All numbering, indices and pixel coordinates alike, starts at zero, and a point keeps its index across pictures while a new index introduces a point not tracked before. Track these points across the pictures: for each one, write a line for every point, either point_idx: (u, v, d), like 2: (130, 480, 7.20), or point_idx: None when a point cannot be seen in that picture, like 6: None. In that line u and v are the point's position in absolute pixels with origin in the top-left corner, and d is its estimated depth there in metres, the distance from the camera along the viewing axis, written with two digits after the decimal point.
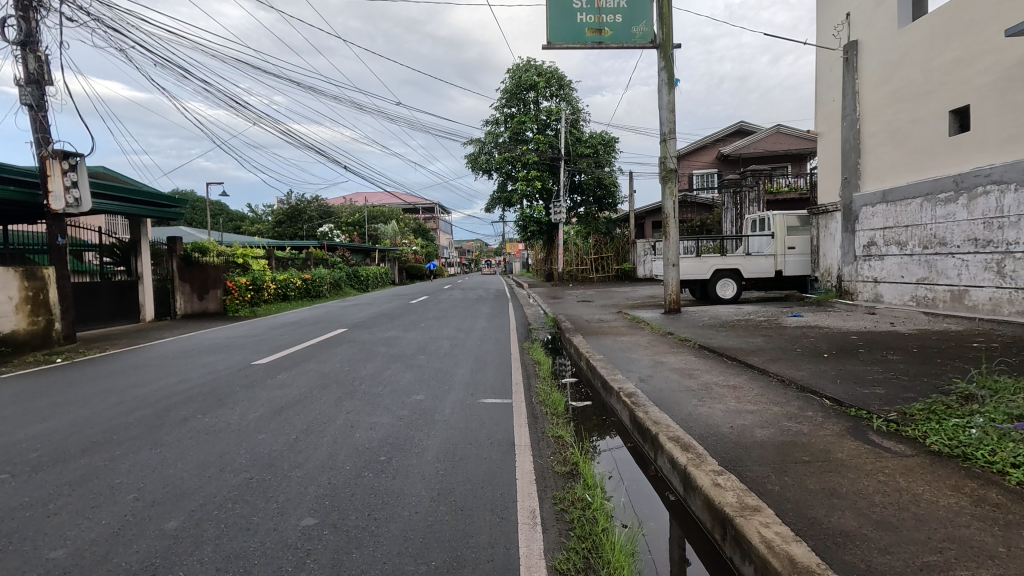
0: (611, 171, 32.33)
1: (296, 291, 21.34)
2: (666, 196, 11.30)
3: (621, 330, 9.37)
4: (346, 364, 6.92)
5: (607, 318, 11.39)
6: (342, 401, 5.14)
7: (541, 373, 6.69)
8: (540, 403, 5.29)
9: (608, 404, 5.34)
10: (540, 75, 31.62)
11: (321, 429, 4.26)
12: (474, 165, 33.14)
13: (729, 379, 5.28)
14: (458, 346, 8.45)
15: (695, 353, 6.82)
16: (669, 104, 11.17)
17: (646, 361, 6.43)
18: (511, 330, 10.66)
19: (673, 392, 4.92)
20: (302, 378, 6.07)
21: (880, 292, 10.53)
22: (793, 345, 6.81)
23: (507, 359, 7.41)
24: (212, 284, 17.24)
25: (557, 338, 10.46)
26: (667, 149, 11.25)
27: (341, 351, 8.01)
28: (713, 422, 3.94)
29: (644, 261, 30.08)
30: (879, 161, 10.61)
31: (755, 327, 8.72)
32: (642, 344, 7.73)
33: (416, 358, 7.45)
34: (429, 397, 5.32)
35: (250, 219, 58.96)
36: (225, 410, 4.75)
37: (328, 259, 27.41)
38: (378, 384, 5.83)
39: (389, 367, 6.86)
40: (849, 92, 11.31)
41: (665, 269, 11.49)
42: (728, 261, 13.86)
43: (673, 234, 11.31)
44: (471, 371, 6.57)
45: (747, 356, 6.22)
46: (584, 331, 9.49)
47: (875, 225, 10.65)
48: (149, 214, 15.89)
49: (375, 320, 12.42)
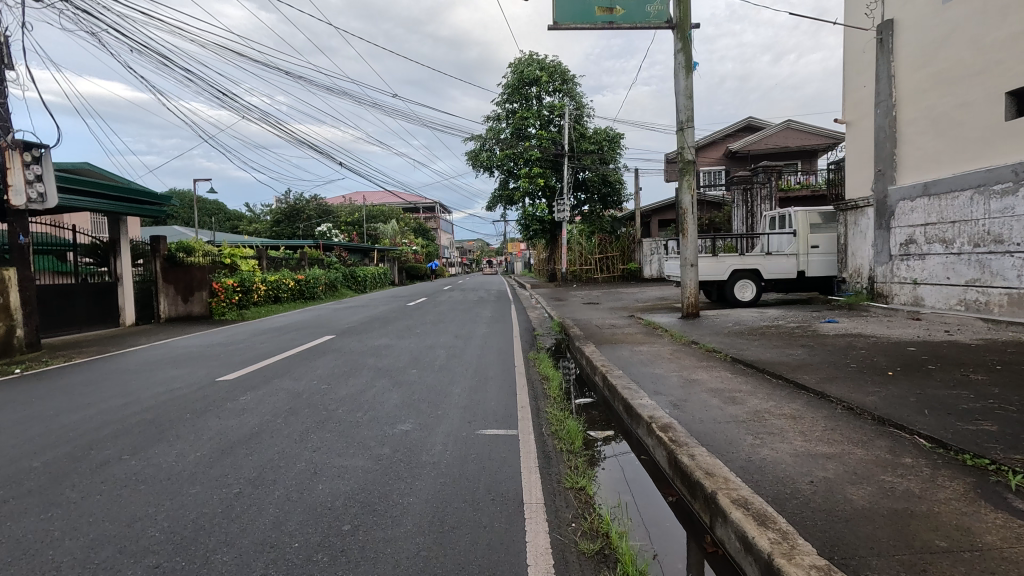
0: (616, 168, 31.35)
1: (289, 292, 20.38)
2: (683, 191, 10.34)
3: (637, 338, 8.42)
4: (324, 382, 5.98)
5: (619, 323, 10.45)
6: (309, 434, 4.20)
7: (551, 392, 5.76)
8: (552, 434, 4.37)
9: (636, 435, 4.39)
10: (543, 70, 30.66)
11: (274, 479, 3.33)
12: (475, 162, 32.22)
13: (781, 406, 4.34)
14: (455, 358, 7.49)
15: (730, 367, 5.87)
16: (686, 90, 10.24)
17: (674, 379, 5.48)
18: (515, 338, 9.70)
19: (717, 424, 3.98)
20: (269, 401, 5.13)
21: (920, 294, 9.58)
22: (844, 358, 5.85)
23: (511, 375, 6.45)
24: (198, 286, 16.36)
25: (563, 345, 9.50)
26: (685, 139, 10.31)
27: (322, 363, 7.06)
28: (785, 473, 2.99)
29: (650, 260, 29.05)
30: (919, 151, 9.66)
31: (789, 336, 7.75)
32: (665, 356, 6.77)
33: (406, 373, 6.51)
34: (417, 428, 4.38)
35: (248, 219, 58.11)
36: (162, 447, 3.82)
37: (324, 259, 26.48)
38: (357, 409, 4.88)
39: (374, 385, 5.90)
40: (883, 76, 10.35)
41: (683, 270, 10.55)
42: (746, 261, 12.91)
43: (690, 232, 10.40)
44: (468, 390, 5.63)
45: (795, 373, 5.28)
46: (596, 340, 8.55)
47: (914, 221, 9.70)
48: (128, 211, 14.92)
49: (366, 325, 11.45)
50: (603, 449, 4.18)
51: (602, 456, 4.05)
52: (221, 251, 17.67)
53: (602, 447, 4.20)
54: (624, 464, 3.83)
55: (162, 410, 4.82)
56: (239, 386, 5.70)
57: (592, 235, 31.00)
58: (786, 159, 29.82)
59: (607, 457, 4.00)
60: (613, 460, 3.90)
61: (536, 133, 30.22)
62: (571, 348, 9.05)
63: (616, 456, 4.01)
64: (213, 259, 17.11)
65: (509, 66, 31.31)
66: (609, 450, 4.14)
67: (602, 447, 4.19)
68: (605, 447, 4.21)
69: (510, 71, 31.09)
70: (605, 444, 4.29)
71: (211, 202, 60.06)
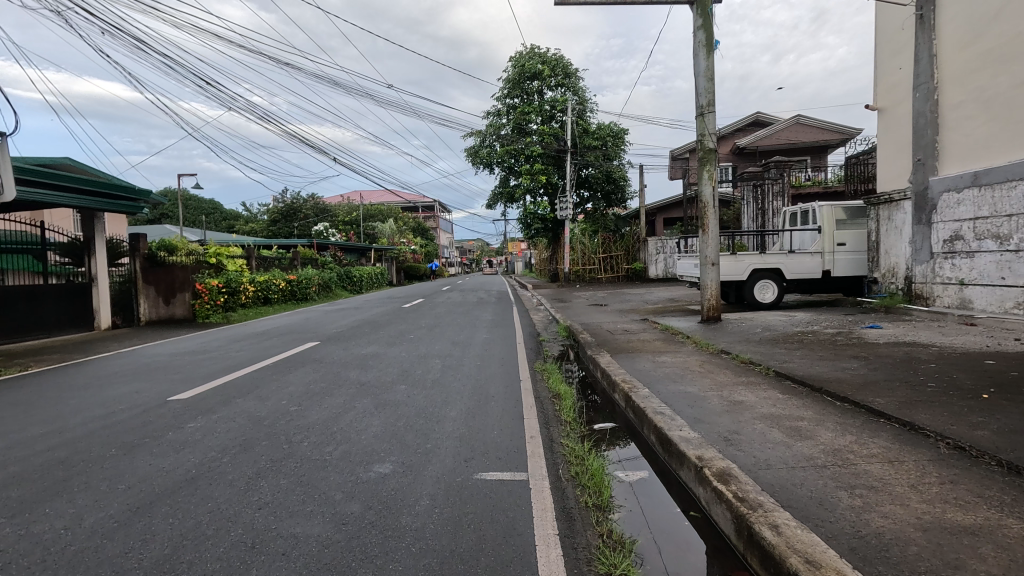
0: (620, 164, 30.37)
1: (279, 293, 19.41)
2: (703, 183, 9.40)
3: (656, 346, 7.48)
4: (294, 402, 5.03)
5: (633, 328, 9.51)
6: (259, 480, 3.24)
7: (564, 416, 4.78)
8: (576, 484, 3.35)
9: (679, 479, 3.44)
10: (544, 63, 29.70)
11: (191, 564, 2.36)
12: (475, 159, 31.31)
13: (865, 442, 3.39)
14: (451, 371, 6.49)
15: (777, 386, 4.92)
16: (707, 71, 9.30)
17: (713, 402, 4.53)
18: (518, 345, 8.72)
19: (791, 469, 3.03)
20: (220, 431, 4.17)
21: (967, 296, 8.66)
22: (913, 375, 4.91)
23: (516, 393, 5.48)
24: (179, 287, 15.38)
25: (570, 353, 8.55)
26: (706, 126, 9.36)
27: (298, 377, 6.10)
28: (927, 567, 2.04)
29: (655, 260, 28.10)
30: (966, 139, 8.72)
31: (832, 344, 6.80)
32: (694, 370, 5.82)
33: (393, 390, 5.56)
34: (400, 470, 3.43)
35: (244, 218, 57.13)
36: (56, 504, 2.87)
37: (318, 259, 25.52)
38: (326, 443, 3.91)
39: (353, 407, 4.93)
40: (924, 57, 9.40)
41: (702, 270, 9.60)
42: (767, 260, 11.97)
43: (712, 228, 9.44)
44: (466, 414, 4.67)
45: (863, 394, 4.35)
46: (610, 348, 7.61)
47: (961, 215, 8.75)
48: (101, 206, 13.87)
49: (356, 331, 10.49)
50: (609, 453, 3.99)
51: (608, 459, 3.88)
52: (207, 250, 16.73)
53: (606, 450, 4.03)
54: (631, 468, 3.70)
55: (85, 443, 3.88)
56: (192, 409, 4.76)
57: (596, 233, 30.04)
58: (796, 155, 28.89)
59: (613, 461, 3.83)
60: (619, 465, 3.74)
61: (537, 129, 29.29)
62: (581, 357, 8.07)
63: (623, 460, 3.84)
64: (198, 259, 16.16)
65: (509, 60, 30.40)
66: (616, 454, 3.96)
67: (607, 450, 4.04)
68: (611, 451, 4.04)
69: (511, 65, 30.18)
70: (609, 447, 4.11)
71: (207, 201, 59.18)
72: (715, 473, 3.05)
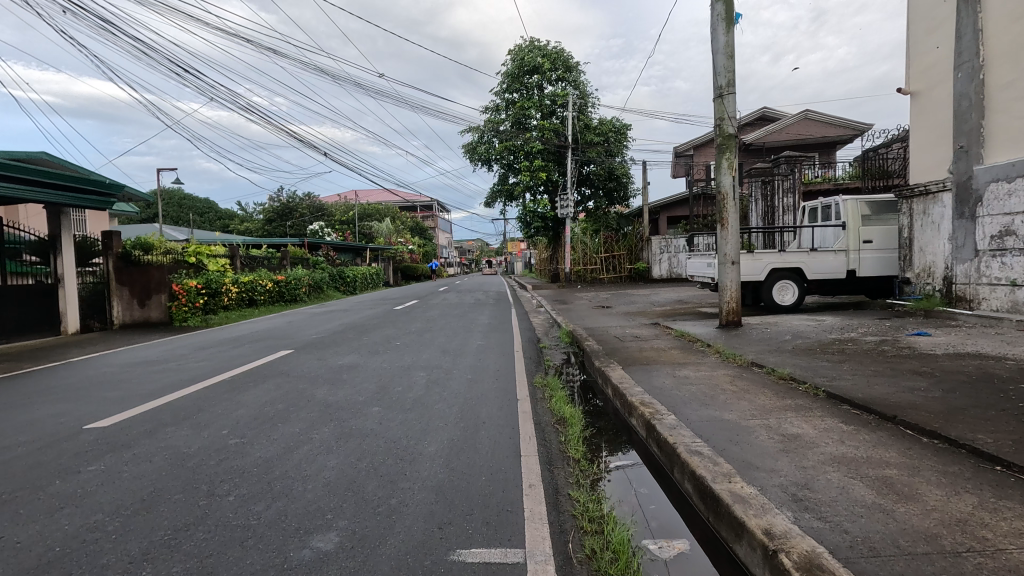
0: (623, 161, 29.38)
1: (266, 294, 18.45)
2: (722, 172, 8.46)
3: (674, 357, 6.51)
4: (236, 433, 4.06)
5: (643, 334, 8.54)
6: (143, 566, 2.29)
7: (570, 451, 3.83)
8: (594, 574, 2.35)
9: (735, 557, 2.48)
10: (545, 56, 28.75)
11: None
12: (473, 155, 30.42)
13: (995, 507, 2.43)
14: (436, 389, 5.51)
15: (837, 414, 3.94)
16: (727, 47, 8.35)
17: (761, 436, 3.55)
18: (516, 354, 7.74)
19: (910, 560, 2.06)
20: (125, 478, 3.21)
21: (1019, 299, 7.71)
22: (1006, 398, 3.93)
23: (512, 419, 4.49)
24: (155, 288, 14.33)
25: (574, 362, 7.56)
26: (725, 108, 8.41)
27: (253, 396, 5.13)
28: None
29: (660, 260, 27.28)
30: (1018, 122, 7.76)
31: (880, 354, 5.84)
32: (726, 389, 4.85)
33: (364, 413, 4.61)
34: (348, 546, 2.48)
35: (240, 218, 56.10)
36: None
37: (309, 258, 24.57)
38: (256, 499, 2.95)
39: (308, 439, 3.96)
40: (969, 32, 8.44)
41: (721, 269, 8.65)
42: (787, 258, 11.03)
43: (732, 223, 8.50)
44: (449, 450, 3.71)
45: (955, 428, 3.39)
46: (622, 359, 6.64)
47: (1012, 207, 7.79)
48: (68, 201, 12.79)
49: (339, 336, 9.54)
50: (610, 459, 3.83)
51: (610, 466, 3.71)
52: (186, 248, 15.79)
53: (608, 457, 3.86)
54: (635, 475, 3.52)
55: None
56: (105, 443, 3.80)
57: (597, 232, 29.12)
58: (804, 151, 28.00)
59: (614, 467, 3.67)
60: (621, 471, 3.59)
61: (538, 124, 28.37)
62: (588, 368, 7.09)
63: (626, 466, 3.67)
64: (176, 259, 15.23)
65: (508, 53, 29.50)
66: (618, 460, 3.80)
67: (610, 457, 3.87)
68: (613, 457, 3.88)
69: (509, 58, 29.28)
70: (613, 453, 3.97)
71: (202, 201, 58.25)
72: (802, 569, 2.04)
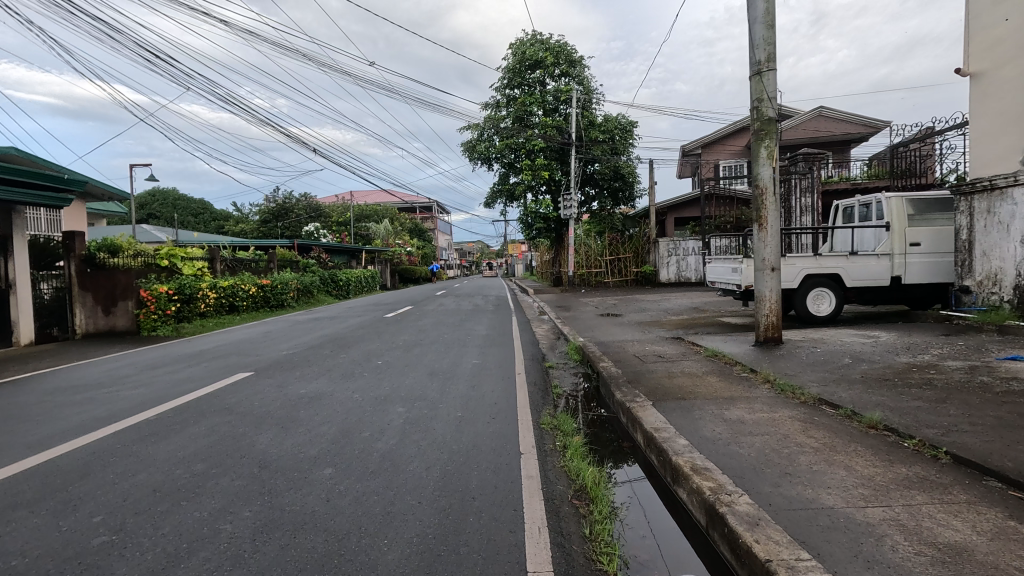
0: (629, 159, 28.05)
1: (249, 300, 17.19)
2: (760, 163, 7.21)
3: (714, 390, 5.20)
4: (112, 523, 2.79)
5: (667, 354, 7.24)
6: None
7: (603, 562, 2.55)
8: None
9: None
10: (547, 50, 27.54)
11: None
12: (473, 154, 29.22)
13: None
14: (413, 437, 4.21)
15: (997, 504, 2.63)
16: (767, 15, 7.10)
17: (904, 552, 2.25)
18: (518, 379, 6.44)
19: None
20: None
21: None
22: None
23: (514, 494, 3.21)
24: (121, 294, 12.98)
25: (588, 388, 6.26)
26: (764, 87, 7.17)
27: (168, 450, 3.85)
28: None
29: (667, 262, 25.74)
30: None
31: (986, 390, 4.53)
32: (804, 446, 3.55)
33: (312, 481, 3.36)
34: None
35: (235, 219, 54.95)
36: None
37: (299, 261, 23.35)
38: None
39: (214, 534, 2.68)
40: None
41: (758, 277, 7.39)
42: (824, 263, 9.76)
43: (772, 222, 7.23)
44: (419, 564, 2.45)
45: None
46: (648, 390, 5.35)
47: None
48: (20, 198, 11.44)
49: (313, 352, 8.27)
50: (615, 472, 3.83)
51: (615, 480, 3.70)
52: (158, 250, 14.49)
53: (613, 470, 3.86)
54: (643, 501, 3.34)
55: None
56: None
57: (602, 235, 27.82)
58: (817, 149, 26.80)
59: (620, 481, 3.65)
60: (626, 485, 3.58)
61: (540, 121, 27.15)
62: (606, 397, 5.80)
63: (629, 481, 3.65)
64: (147, 262, 13.94)
65: (509, 48, 28.32)
66: (623, 475, 3.78)
67: (614, 469, 3.87)
68: (617, 470, 3.87)
69: (510, 53, 28.12)
70: (617, 466, 3.95)
71: (196, 201, 57.05)
72: None
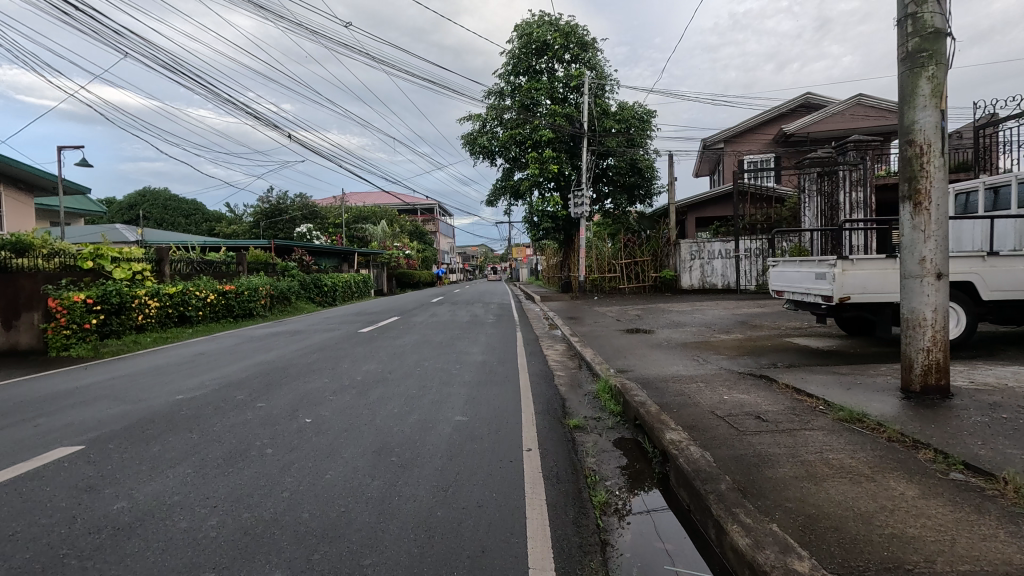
0: (647, 152, 25.30)
1: (204, 308, 14.53)
2: (917, 104, 4.49)
3: (951, 541, 2.39)
4: None
5: (766, 413, 4.46)
6: None
7: None
8: None
9: None
10: (557, 32, 24.85)
11: None
12: (474, 147, 26.63)
13: None
14: None
15: None
16: None
17: None
18: (525, 474, 3.61)
19: None
20: None
21: None
22: None
23: None
24: (26, 304, 10.27)
25: (653, 498, 3.40)
26: None
27: None
28: None
29: (689, 267, 22.81)
30: None
31: None
32: None
33: None
34: None
35: (228, 220, 52.45)
36: None
37: (276, 263, 20.71)
38: None
39: None
40: None
41: (908, 285, 4.61)
42: (953, 267, 6.99)
43: (937, 199, 4.48)
44: None
45: None
46: (798, 532, 2.56)
47: None
48: None
49: (223, 398, 5.58)
50: (630, 501, 3.35)
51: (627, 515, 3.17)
52: (82, 249, 11.74)
53: (652, 550, 2.73)
54: None
55: None
56: None
57: (615, 236, 25.07)
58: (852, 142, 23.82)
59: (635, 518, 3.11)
60: (645, 517, 3.12)
61: (547, 109, 24.49)
62: (706, 534, 2.91)
63: (650, 512, 3.18)
64: (66, 264, 11.29)
65: (515, 30, 25.71)
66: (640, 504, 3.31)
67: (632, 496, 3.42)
68: (640, 518, 3.12)
69: (515, 36, 25.48)
70: (669, 560, 2.65)
71: (188, 202, 54.60)
72: None
